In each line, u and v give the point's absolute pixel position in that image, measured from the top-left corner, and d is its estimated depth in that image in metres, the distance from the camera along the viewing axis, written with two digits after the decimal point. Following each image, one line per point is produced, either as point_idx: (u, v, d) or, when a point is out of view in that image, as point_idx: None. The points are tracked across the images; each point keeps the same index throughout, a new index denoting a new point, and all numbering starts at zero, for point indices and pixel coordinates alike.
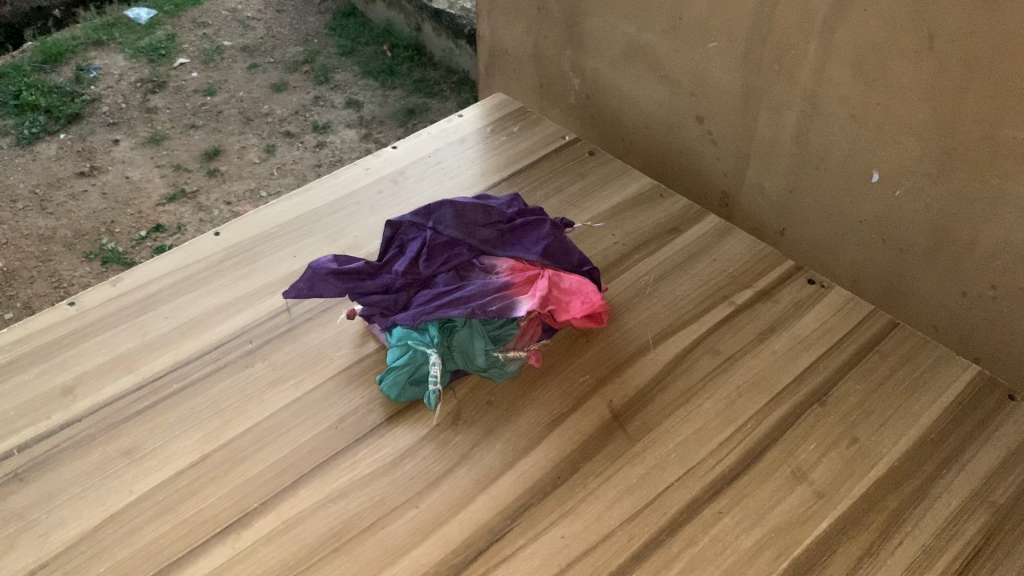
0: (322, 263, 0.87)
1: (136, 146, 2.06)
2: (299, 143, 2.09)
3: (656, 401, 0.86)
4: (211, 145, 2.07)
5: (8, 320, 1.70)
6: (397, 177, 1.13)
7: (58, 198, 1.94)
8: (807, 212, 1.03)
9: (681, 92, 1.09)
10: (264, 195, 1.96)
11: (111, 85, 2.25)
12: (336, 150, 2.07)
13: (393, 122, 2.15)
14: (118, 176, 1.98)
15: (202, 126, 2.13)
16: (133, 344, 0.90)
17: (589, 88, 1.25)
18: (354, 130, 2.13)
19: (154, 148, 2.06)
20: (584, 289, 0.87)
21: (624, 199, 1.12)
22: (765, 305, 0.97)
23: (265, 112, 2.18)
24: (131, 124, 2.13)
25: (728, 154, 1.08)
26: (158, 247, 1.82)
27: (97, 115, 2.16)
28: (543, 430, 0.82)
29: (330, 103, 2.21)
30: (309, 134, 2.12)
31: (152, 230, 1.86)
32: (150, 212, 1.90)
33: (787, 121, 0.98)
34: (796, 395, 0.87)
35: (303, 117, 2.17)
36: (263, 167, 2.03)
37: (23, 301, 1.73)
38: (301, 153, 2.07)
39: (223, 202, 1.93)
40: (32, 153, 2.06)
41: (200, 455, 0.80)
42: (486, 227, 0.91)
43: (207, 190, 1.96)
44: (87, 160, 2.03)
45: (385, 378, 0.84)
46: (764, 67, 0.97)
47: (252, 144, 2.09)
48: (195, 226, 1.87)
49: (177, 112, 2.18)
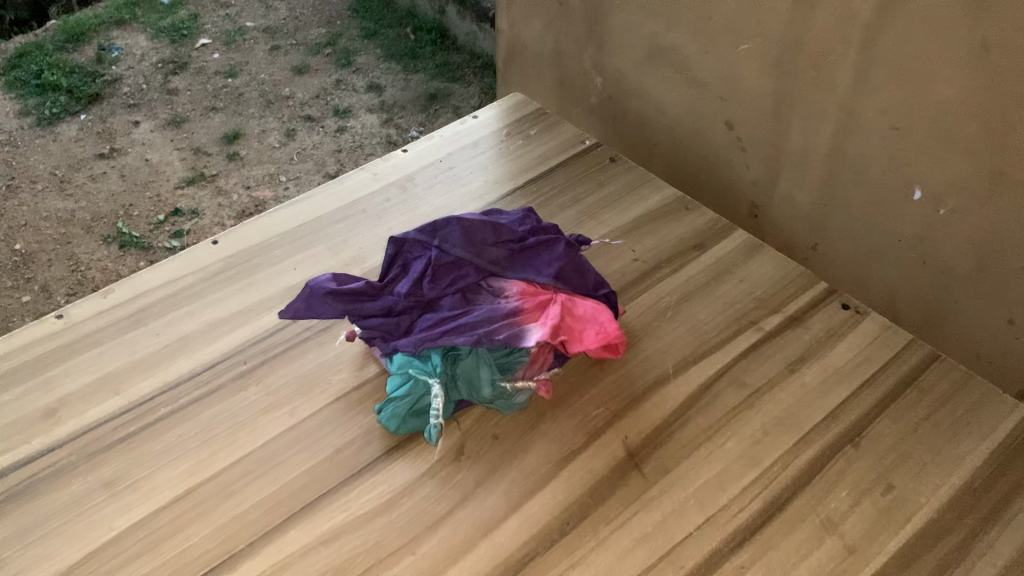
0: (320, 282, 0.80)
1: (156, 128, 2.02)
2: (320, 128, 2.04)
3: (675, 439, 0.80)
4: (231, 128, 2.02)
5: (25, 305, 1.66)
6: (406, 184, 1.07)
7: (78, 179, 1.90)
8: (843, 230, 0.96)
9: (709, 96, 1.02)
10: (284, 179, 1.91)
11: (132, 66, 2.20)
12: (357, 135, 2.02)
13: (413, 108, 2.09)
14: (138, 158, 1.94)
15: (223, 109, 2.08)
16: (122, 362, 0.85)
17: (611, 88, 1.18)
18: (375, 115, 2.07)
19: (173, 132, 2.01)
20: (599, 316, 0.80)
21: (646, 211, 1.05)
22: (795, 333, 0.90)
23: (286, 95, 2.12)
24: (151, 106, 2.08)
25: (758, 164, 1.01)
26: (176, 232, 1.78)
27: (117, 96, 2.11)
28: (552, 468, 0.77)
29: (352, 86, 2.15)
30: (330, 118, 2.06)
31: (171, 214, 1.82)
32: (169, 195, 1.85)
33: (823, 131, 0.91)
34: (827, 435, 0.81)
35: (324, 100, 2.11)
36: (283, 152, 1.97)
37: (41, 285, 1.70)
38: (321, 138, 2.01)
39: (241, 186, 1.88)
40: (52, 134, 2.02)
41: (186, 488, 0.75)
42: (496, 246, 0.84)
43: (226, 173, 1.92)
44: (107, 142, 1.99)
45: (384, 409, 0.78)
46: (799, 74, 0.89)
47: (272, 128, 2.03)
48: (213, 212, 1.82)
49: (197, 95, 2.12)
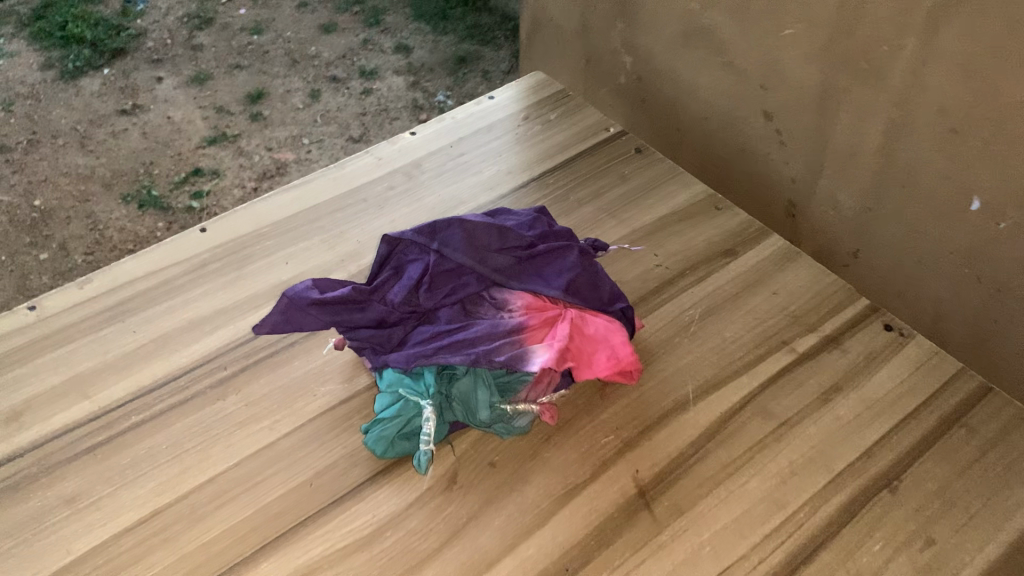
0: (301, 291, 0.72)
1: (179, 85, 1.76)
2: (345, 89, 1.78)
3: (691, 475, 0.72)
4: (255, 88, 1.76)
5: (42, 265, 1.44)
6: (412, 171, 0.99)
7: (99, 136, 1.65)
8: (890, 240, 0.86)
9: (747, 83, 0.92)
10: (308, 142, 1.67)
11: (157, 19, 1.92)
12: (383, 98, 1.77)
13: (442, 70, 1.83)
14: (160, 115, 1.69)
15: (248, 67, 1.81)
16: (94, 363, 0.79)
17: (641, 68, 1.06)
18: (402, 77, 1.81)
19: (195, 89, 1.75)
20: (612, 338, 0.72)
21: (672, 210, 0.96)
22: (831, 356, 0.81)
23: (313, 54, 1.85)
24: (175, 61, 1.82)
25: (799, 160, 0.91)
26: (197, 193, 1.56)
27: (141, 51, 1.84)
28: (552, 504, 0.69)
29: (379, 47, 1.88)
30: (356, 80, 1.80)
31: (191, 174, 1.58)
32: (190, 154, 1.62)
33: (872, 130, 0.81)
34: (860, 477, 0.72)
35: (350, 61, 1.85)
36: (308, 114, 1.72)
37: (59, 243, 1.47)
38: (345, 100, 1.76)
39: (263, 147, 1.65)
40: (75, 87, 1.76)
41: (152, 510, 0.69)
42: (501, 253, 0.76)
43: (248, 134, 1.67)
44: (130, 98, 1.73)
45: (370, 430, 0.71)
46: (848, 65, 0.79)
47: (297, 88, 1.77)
48: (235, 174, 1.59)
49: (222, 52, 1.85)
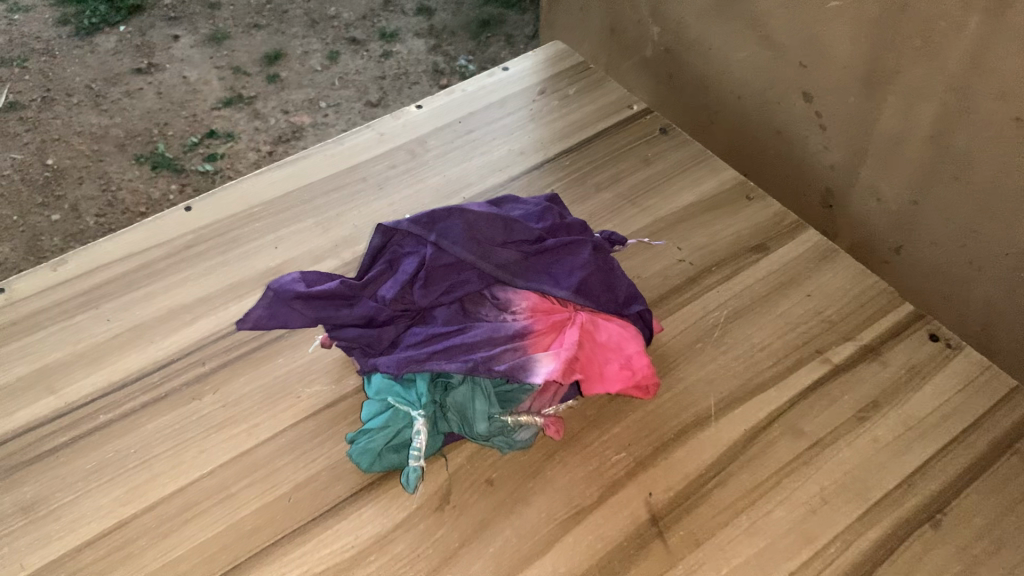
0: (285, 284, 0.66)
1: (195, 44, 1.56)
2: (364, 53, 1.59)
3: (709, 501, 0.65)
4: (273, 48, 1.57)
5: (55, 227, 1.29)
6: (415, 148, 0.91)
7: (113, 95, 1.47)
8: (936, 237, 0.77)
9: (785, 59, 0.82)
10: (326, 105, 1.48)
11: None
12: (403, 61, 1.58)
13: (464, 34, 1.63)
14: (176, 75, 1.50)
15: (265, 27, 1.62)
16: (62, 353, 0.72)
17: (670, 40, 0.95)
18: (424, 40, 1.62)
19: (212, 49, 1.56)
20: (625, 347, 0.65)
21: (698, 198, 0.88)
22: (870, 368, 0.73)
23: (332, 14, 1.65)
24: (192, 19, 1.62)
25: (840, 146, 0.81)
26: (210, 156, 1.39)
27: (159, 7, 1.64)
28: (553, 530, 0.63)
29: (399, 8, 1.69)
30: (375, 41, 1.61)
31: (206, 136, 1.42)
32: (204, 116, 1.45)
33: (923, 117, 0.71)
34: (900, 508, 0.65)
35: (371, 22, 1.65)
36: (326, 76, 1.53)
37: (71, 205, 1.32)
38: (364, 63, 1.57)
39: (281, 110, 1.47)
40: (90, 44, 1.55)
41: (115, 521, 0.63)
42: (506, 247, 0.69)
43: (265, 96, 1.49)
44: (145, 56, 1.53)
45: (356, 441, 0.64)
46: (900, 44, 0.70)
47: (315, 50, 1.58)
48: (250, 138, 1.42)
49: (242, 10, 1.65)
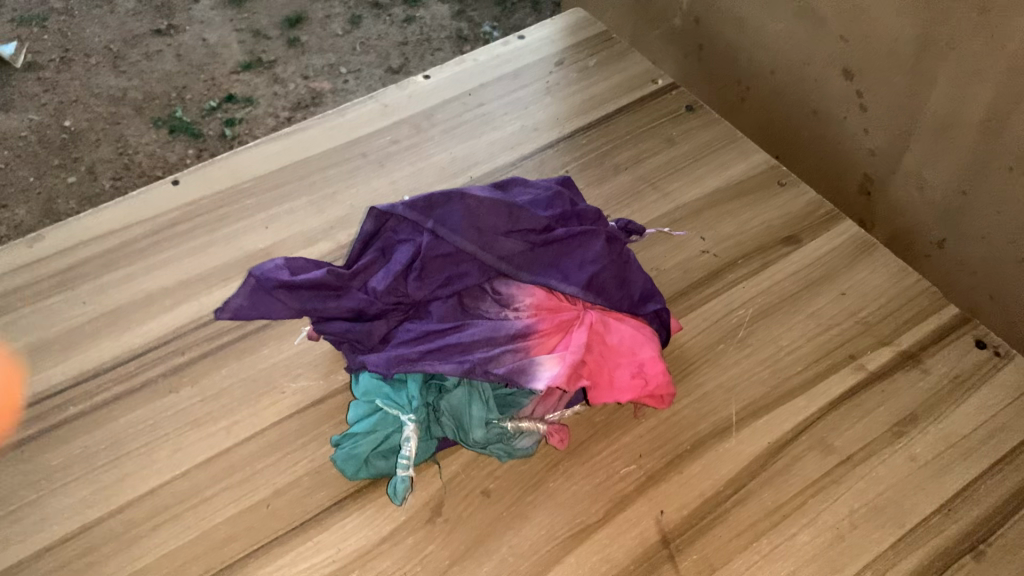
0: (268, 271, 0.61)
1: (217, 5, 1.40)
2: (386, 17, 1.41)
3: (727, 522, 0.59)
4: (292, 10, 1.40)
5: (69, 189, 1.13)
6: (421, 122, 0.85)
7: (133, 56, 1.31)
8: (986, 231, 0.69)
9: (825, 33, 0.74)
10: (346, 71, 1.31)
11: None
12: (428, 28, 1.40)
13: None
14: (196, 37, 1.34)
15: None
16: (34, 338, 0.68)
17: (701, 9, 0.87)
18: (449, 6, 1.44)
19: (234, 10, 1.39)
20: (639, 352, 0.59)
21: (725, 184, 0.81)
22: (909, 377, 0.67)
23: None
24: None
25: (882, 128, 0.73)
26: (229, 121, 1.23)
27: None
28: (553, 550, 0.57)
29: None
30: (399, 6, 1.43)
31: (225, 100, 1.25)
32: (224, 80, 1.29)
33: (978, 97, 0.64)
34: (938, 537, 0.58)
35: None
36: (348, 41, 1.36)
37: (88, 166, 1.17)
38: (385, 28, 1.39)
39: (300, 76, 1.30)
40: (111, 5, 1.38)
41: (79, 525, 0.58)
42: (511, 236, 0.62)
43: (286, 62, 1.32)
44: (166, 18, 1.36)
45: (341, 445, 0.59)
46: (956, 15, 0.62)
47: (337, 14, 1.41)
48: (271, 104, 1.26)
49: None
